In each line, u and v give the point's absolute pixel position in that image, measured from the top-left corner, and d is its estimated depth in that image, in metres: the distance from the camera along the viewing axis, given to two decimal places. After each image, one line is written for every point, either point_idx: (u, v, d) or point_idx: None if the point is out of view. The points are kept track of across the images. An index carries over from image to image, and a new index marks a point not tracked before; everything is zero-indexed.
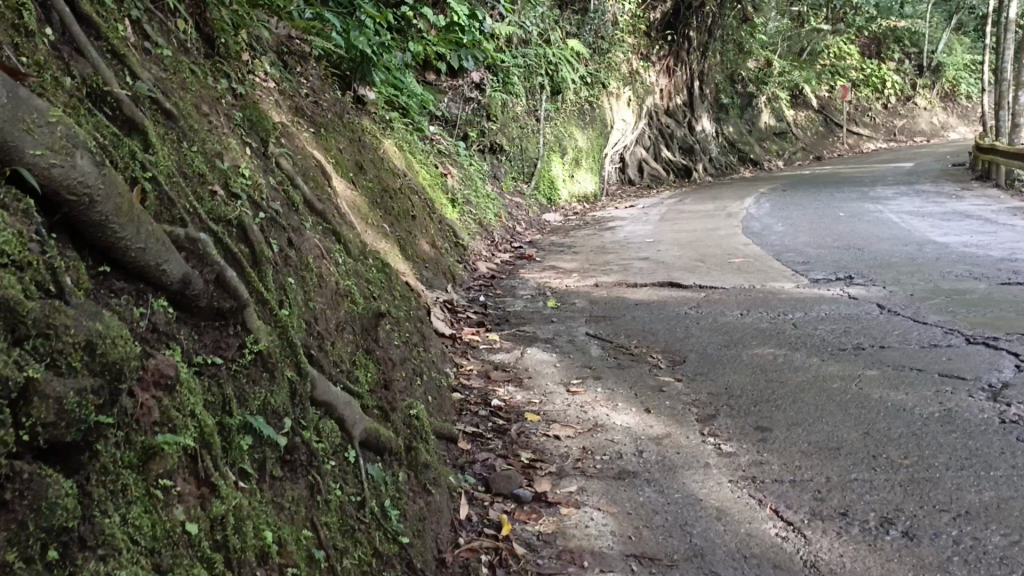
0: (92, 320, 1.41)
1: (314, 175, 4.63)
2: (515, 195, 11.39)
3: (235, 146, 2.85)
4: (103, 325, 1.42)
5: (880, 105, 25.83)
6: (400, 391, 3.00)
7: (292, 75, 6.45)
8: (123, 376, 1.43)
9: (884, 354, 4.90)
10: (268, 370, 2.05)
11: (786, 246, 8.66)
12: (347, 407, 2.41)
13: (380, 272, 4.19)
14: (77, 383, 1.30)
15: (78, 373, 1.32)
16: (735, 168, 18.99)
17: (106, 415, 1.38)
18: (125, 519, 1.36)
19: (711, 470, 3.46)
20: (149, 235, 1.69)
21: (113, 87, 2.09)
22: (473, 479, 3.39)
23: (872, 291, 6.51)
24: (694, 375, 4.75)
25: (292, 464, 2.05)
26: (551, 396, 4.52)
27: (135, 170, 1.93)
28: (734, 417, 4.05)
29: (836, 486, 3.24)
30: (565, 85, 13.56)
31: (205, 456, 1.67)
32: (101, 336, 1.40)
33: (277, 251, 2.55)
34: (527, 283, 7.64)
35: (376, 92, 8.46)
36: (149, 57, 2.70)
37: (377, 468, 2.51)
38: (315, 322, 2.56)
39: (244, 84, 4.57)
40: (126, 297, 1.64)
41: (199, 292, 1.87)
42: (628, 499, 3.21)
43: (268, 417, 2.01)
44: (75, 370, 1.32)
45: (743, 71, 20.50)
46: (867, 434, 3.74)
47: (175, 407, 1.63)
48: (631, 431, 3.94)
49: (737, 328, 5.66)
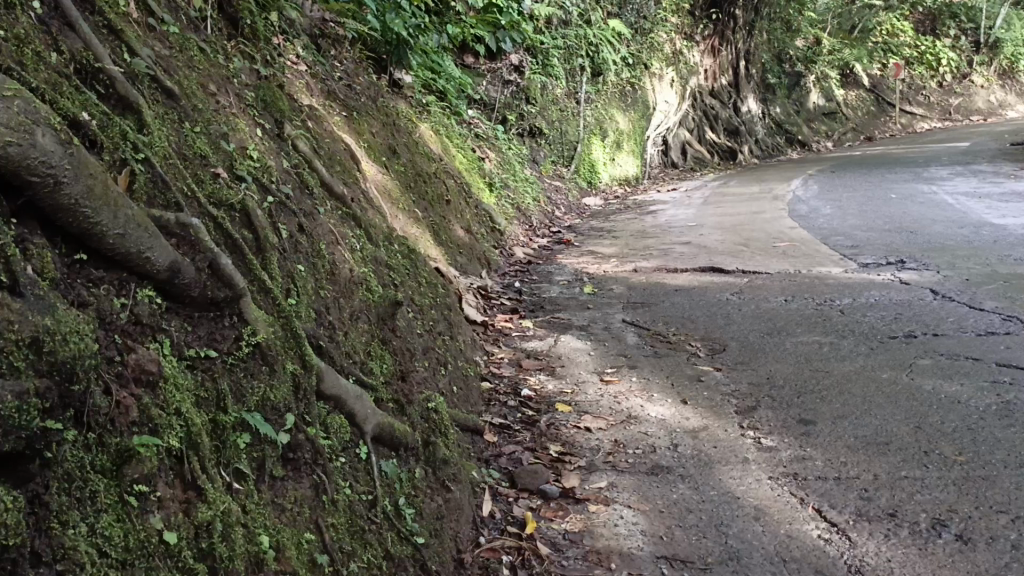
0: (43, 314, 1.30)
1: (341, 158, 4.52)
2: (555, 179, 11.19)
3: (245, 127, 2.74)
4: (56, 319, 1.32)
5: (935, 84, 24.97)
6: (418, 383, 2.87)
7: (325, 59, 6.34)
8: (77, 376, 1.32)
9: (937, 343, 4.65)
10: (268, 363, 1.93)
11: (834, 230, 8.34)
12: (358, 401, 2.28)
13: (405, 259, 4.07)
14: (18, 384, 1.20)
15: (19, 374, 1.21)
16: (782, 149, 18.52)
17: (56, 420, 1.27)
18: (92, 528, 1.25)
19: (750, 466, 3.28)
20: (129, 220, 1.57)
21: (105, 63, 1.99)
22: (498, 474, 3.25)
23: (925, 276, 6.22)
24: (734, 364, 4.55)
25: (295, 463, 1.93)
26: (584, 385, 4.36)
27: (125, 152, 1.81)
28: (776, 409, 3.85)
29: (884, 485, 3.04)
30: (607, 66, 13.23)
31: (192, 457, 1.55)
32: (49, 332, 1.29)
33: (286, 237, 2.43)
34: (564, 269, 7.46)
35: (413, 75, 8.32)
36: (152, 35, 2.61)
37: (391, 464, 2.38)
38: (326, 311, 2.45)
39: (271, 67, 4.47)
40: (103, 288, 1.54)
41: (191, 281, 1.76)
42: (660, 497, 3.05)
43: (267, 412, 1.89)
44: (16, 370, 1.21)
45: (791, 51, 19.97)
46: (918, 428, 3.52)
47: (158, 405, 1.52)
48: (666, 423, 3.77)
49: (781, 315, 5.44)
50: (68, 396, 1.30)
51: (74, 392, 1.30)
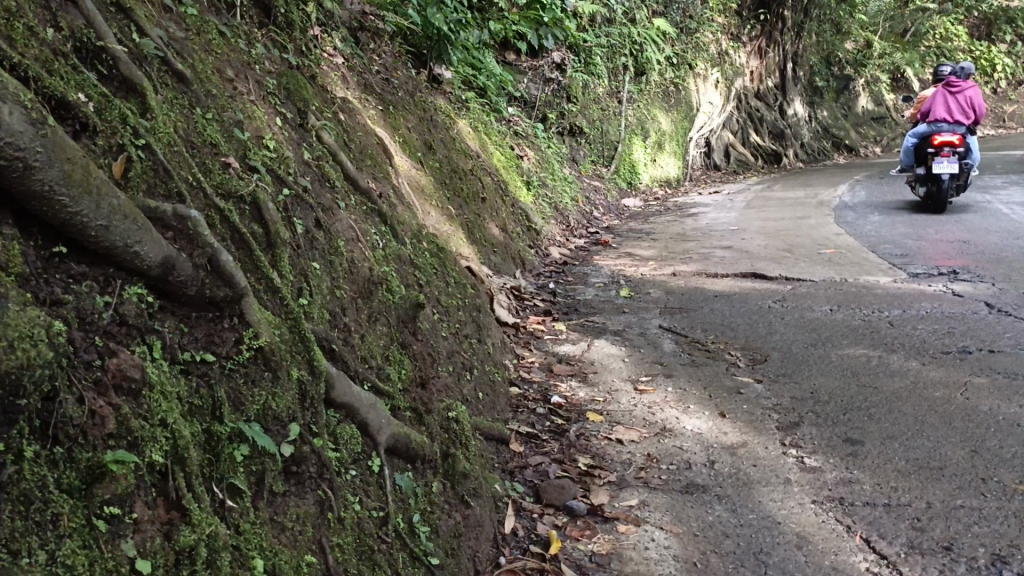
0: None
1: (374, 152, 4.39)
2: (594, 179, 10.99)
3: (263, 116, 2.62)
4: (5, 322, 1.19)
5: (989, 90, 23.64)
6: (440, 391, 2.71)
7: (364, 52, 6.23)
8: (24, 390, 1.19)
9: (994, 360, 4.39)
10: (271, 369, 1.77)
11: (882, 238, 8.04)
12: (371, 410, 2.12)
13: (434, 258, 3.92)
14: None
15: None
16: (828, 154, 18.05)
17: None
18: (51, 557, 1.12)
19: (792, 488, 3.07)
20: (113, 210, 1.44)
21: (108, 42, 1.89)
22: (522, 488, 3.08)
23: (979, 288, 5.93)
24: (776, 376, 4.33)
25: (298, 477, 1.77)
26: (617, 394, 4.18)
27: (123, 136, 1.70)
28: (820, 426, 3.63)
29: (937, 514, 2.83)
30: (650, 65, 12.99)
31: (177, 473, 1.40)
32: None
33: (300, 232, 2.30)
34: (600, 270, 7.27)
35: (453, 71, 8.17)
36: (167, 17, 2.52)
37: (406, 478, 2.21)
38: (341, 313, 2.31)
39: (304, 57, 4.35)
40: (85, 285, 1.42)
41: (187, 278, 1.62)
42: (695, 518, 2.85)
43: (267, 423, 1.73)
44: None
45: (841, 53, 19.45)
46: (975, 453, 3.29)
47: (140, 415, 1.38)
48: (703, 438, 3.57)
49: (826, 326, 5.19)
50: (14, 412, 1.17)
51: (23, 405, 1.18)
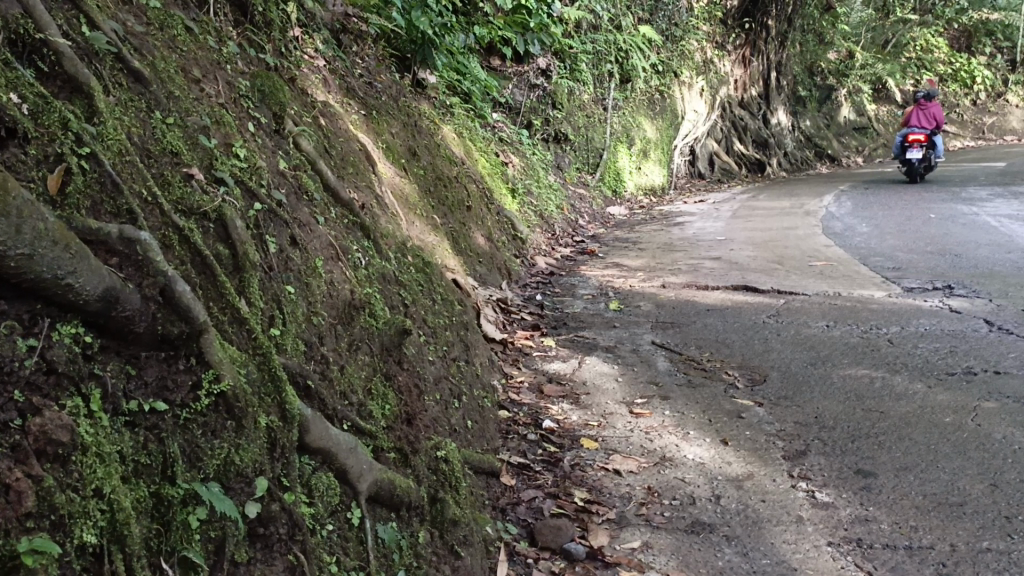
0: None
1: (355, 158, 4.14)
2: (579, 187, 10.79)
3: (233, 121, 2.38)
4: None
5: (968, 102, 23.36)
6: (426, 426, 2.46)
7: (346, 55, 5.97)
8: None
9: (1002, 382, 4.19)
10: (234, 417, 1.52)
11: (873, 250, 7.88)
12: (351, 454, 1.87)
13: (419, 273, 3.68)
14: None
15: None
16: (812, 163, 17.93)
17: None
18: None
19: (805, 527, 2.85)
20: (39, 235, 1.22)
21: (50, 34, 1.65)
22: (516, 528, 2.86)
23: (976, 304, 5.76)
24: (777, 399, 4.12)
25: (265, 540, 1.48)
26: (611, 417, 3.94)
27: (62, 146, 1.47)
28: (828, 456, 3.41)
29: (964, 559, 2.61)
30: (636, 72, 12.80)
31: (116, 555, 1.16)
32: None
33: (273, 251, 2.06)
34: (588, 282, 7.04)
35: (438, 76, 7.92)
36: (125, 10, 2.29)
37: (390, 530, 1.96)
38: (319, 343, 2.07)
39: (283, 58, 4.10)
40: (4, 326, 1.21)
41: (135, 313, 1.39)
42: (703, 563, 2.63)
43: (228, 480, 1.46)
44: None
45: (823, 63, 19.37)
46: (995, 487, 3.08)
47: (68, 486, 1.15)
48: (705, 468, 3.34)
49: (824, 343, 4.98)
50: None
51: None
